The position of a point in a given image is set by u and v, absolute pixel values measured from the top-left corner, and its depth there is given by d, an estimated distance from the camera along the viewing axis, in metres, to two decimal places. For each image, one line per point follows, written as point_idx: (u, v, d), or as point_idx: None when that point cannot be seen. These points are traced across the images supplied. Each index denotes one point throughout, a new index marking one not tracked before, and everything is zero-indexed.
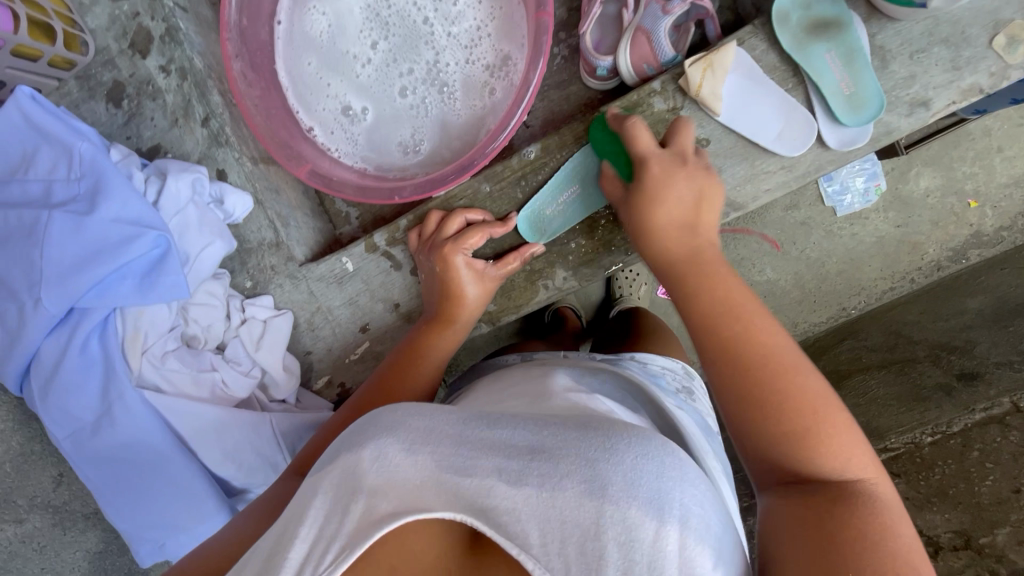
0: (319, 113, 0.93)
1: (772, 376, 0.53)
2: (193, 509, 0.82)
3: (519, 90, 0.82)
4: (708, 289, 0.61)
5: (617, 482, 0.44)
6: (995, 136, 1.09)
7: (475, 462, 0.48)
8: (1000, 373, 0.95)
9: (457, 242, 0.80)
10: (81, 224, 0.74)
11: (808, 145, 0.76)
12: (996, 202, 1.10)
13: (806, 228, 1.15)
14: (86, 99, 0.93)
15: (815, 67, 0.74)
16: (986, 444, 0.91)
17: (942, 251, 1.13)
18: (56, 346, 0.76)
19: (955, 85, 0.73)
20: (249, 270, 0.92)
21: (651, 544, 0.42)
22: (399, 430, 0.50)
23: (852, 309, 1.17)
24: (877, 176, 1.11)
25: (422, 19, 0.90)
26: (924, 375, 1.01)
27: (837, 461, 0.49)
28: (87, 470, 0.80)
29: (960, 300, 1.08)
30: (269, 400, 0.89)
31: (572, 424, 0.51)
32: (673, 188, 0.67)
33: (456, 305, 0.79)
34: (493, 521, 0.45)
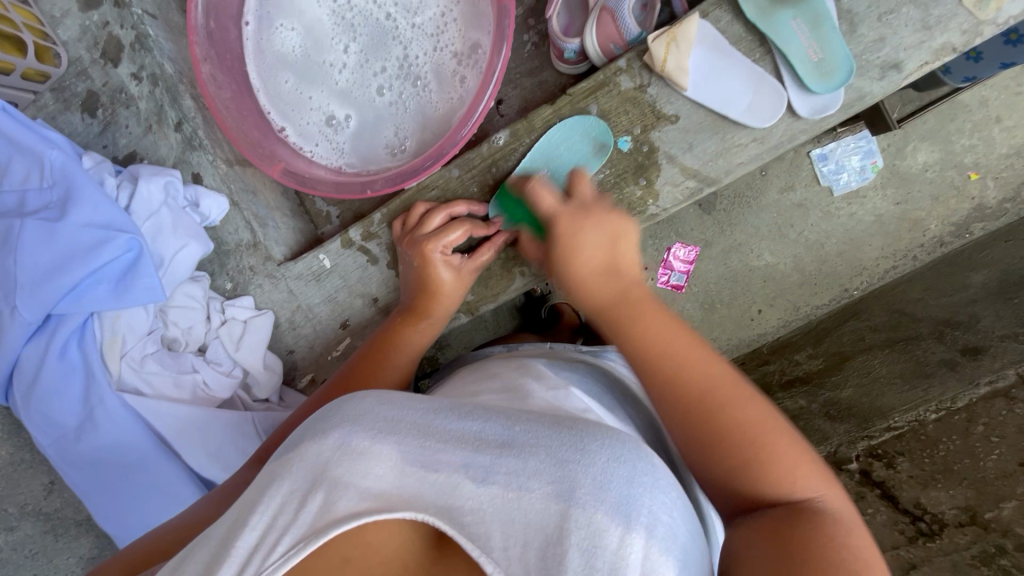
0: (302, 125, 0.93)
1: (708, 407, 0.53)
2: (179, 510, 0.82)
3: (484, 77, 0.82)
4: (643, 337, 0.59)
5: (587, 483, 0.43)
6: (991, 106, 1.06)
7: (443, 459, 0.47)
8: (1004, 346, 0.95)
9: (436, 238, 0.79)
10: (53, 229, 0.74)
11: (778, 116, 0.74)
12: (996, 173, 1.07)
13: (804, 208, 1.11)
14: (61, 111, 0.94)
15: (781, 35, 0.73)
16: (992, 418, 0.91)
17: (944, 227, 1.10)
18: (36, 352, 0.77)
19: (927, 45, 0.71)
20: (229, 272, 0.92)
21: (614, 550, 0.40)
22: (366, 423, 0.49)
23: (854, 290, 1.13)
24: (873, 153, 1.08)
25: (385, 15, 0.90)
26: (928, 352, 1.01)
27: (787, 482, 0.50)
28: (71, 475, 0.80)
29: (964, 275, 1.06)
30: (252, 400, 0.89)
31: (543, 421, 0.50)
32: (585, 240, 0.68)
33: (432, 299, 0.79)
34: (455, 522, 0.43)
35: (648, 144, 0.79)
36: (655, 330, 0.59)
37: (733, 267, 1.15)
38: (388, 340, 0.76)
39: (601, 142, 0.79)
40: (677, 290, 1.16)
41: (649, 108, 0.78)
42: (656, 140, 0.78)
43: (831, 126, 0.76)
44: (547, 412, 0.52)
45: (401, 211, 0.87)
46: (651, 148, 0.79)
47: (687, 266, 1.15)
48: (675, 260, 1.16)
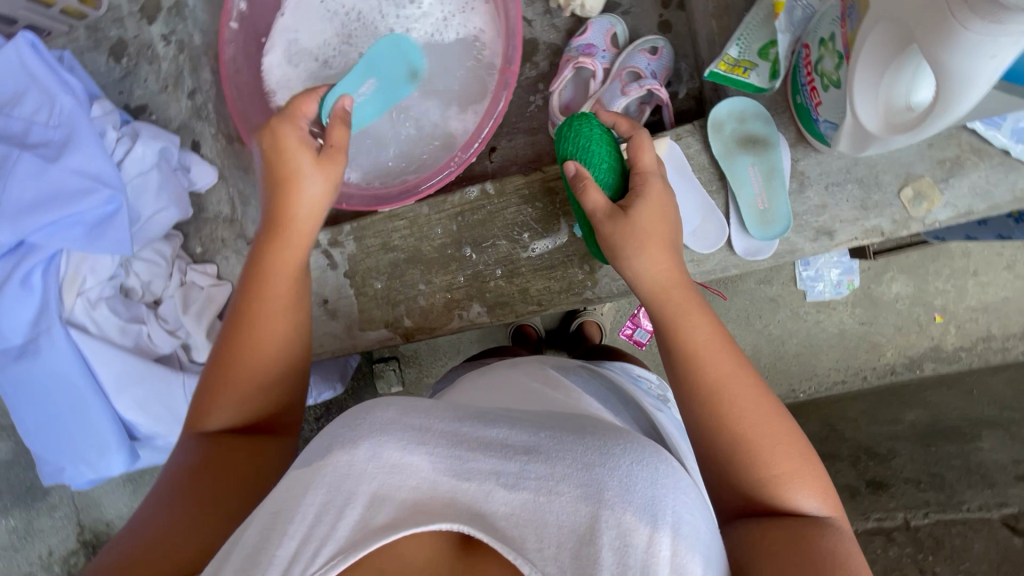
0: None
1: (738, 416, 0.54)
2: (94, 443, 0.89)
3: (478, 127, 0.89)
4: (686, 333, 0.59)
5: (614, 487, 0.45)
6: (972, 259, 1.27)
7: (475, 466, 0.47)
8: (905, 489, 0.98)
9: (287, 114, 0.66)
10: (45, 168, 0.81)
11: (717, 247, 0.81)
12: (960, 322, 1.29)
13: (774, 303, 1.33)
14: (89, 49, 1.01)
15: (737, 177, 0.80)
16: (867, 553, 0.93)
17: (898, 356, 1.31)
18: (1, 271, 0.83)
19: (860, 224, 0.78)
20: (201, 238, 0.99)
21: (644, 550, 0.42)
22: (393, 432, 0.47)
23: (800, 393, 1.35)
24: (852, 272, 1.30)
25: (393, 26, 0.95)
26: (840, 474, 1.09)
27: (789, 497, 0.52)
28: (5, 386, 0.87)
29: (899, 412, 1.19)
30: (188, 361, 0.95)
31: (565, 425, 0.52)
32: (643, 218, 0.64)
33: (293, 213, 0.65)
34: (490, 527, 0.44)
35: None
36: (698, 322, 0.59)
37: None
38: (266, 284, 0.62)
39: None
40: (638, 344, 1.39)
41: None
42: None
43: (763, 267, 0.83)
44: (567, 421, 0.54)
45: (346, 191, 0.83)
46: None
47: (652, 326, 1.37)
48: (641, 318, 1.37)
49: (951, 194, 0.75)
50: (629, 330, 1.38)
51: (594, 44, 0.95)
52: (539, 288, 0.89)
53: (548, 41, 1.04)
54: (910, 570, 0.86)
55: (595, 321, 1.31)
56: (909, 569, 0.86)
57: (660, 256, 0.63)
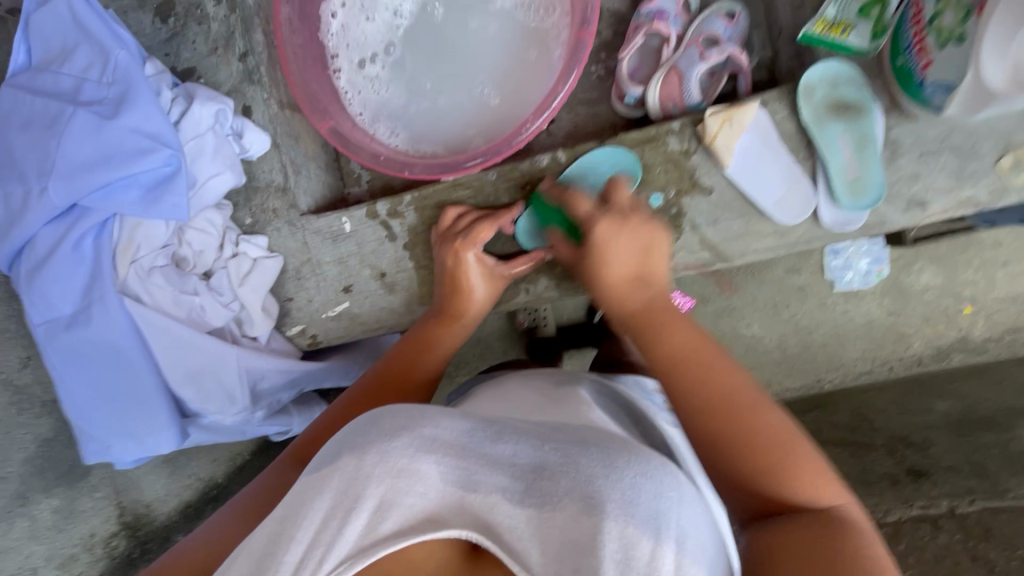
0: (365, 66, 0.96)
1: (737, 417, 0.57)
2: (145, 420, 0.85)
3: (547, 97, 0.85)
4: (665, 338, 0.64)
5: (616, 499, 0.47)
6: (1003, 250, 1.24)
7: (481, 479, 0.51)
8: (946, 476, 0.96)
9: (469, 238, 0.83)
10: (101, 126, 0.76)
11: (803, 218, 0.78)
12: (988, 312, 1.26)
13: (802, 293, 1.30)
14: (134, 8, 0.96)
15: (827, 145, 0.77)
16: (913, 540, 0.88)
17: (926, 347, 1.29)
18: (53, 235, 0.79)
19: (954, 193, 0.75)
20: (251, 208, 0.95)
21: (647, 563, 0.43)
22: (404, 436, 0.52)
23: (825, 382, 1.33)
24: (881, 262, 1.27)
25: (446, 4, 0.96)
26: (875, 463, 1.05)
27: (810, 491, 0.54)
28: (52, 358, 0.83)
29: (930, 401, 1.17)
30: (241, 335, 0.92)
31: (570, 437, 0.54)
32: (618, 243, 0.73)
33: (464, 307, 0.82)
34: (497, 537, 0.48)
35: (677, 207, 0.82)
36: (681, 333, 0.65)
37: (722, 329, 1.34)
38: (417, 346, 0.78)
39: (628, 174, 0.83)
40: None
41: (688, 175, 0.82)
42: (686, 206, 0.82)
43: (847, 240, 0.81)
44: (575, 429, 0.56)
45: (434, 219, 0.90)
46: (679, 212, 0.82)
47: None
48: None
49: None
50: None
51: (665, 10, 0.91)
52: None
53: (612, 9, 1.00)
54: (963, 559, 0.82)
55: None
56: (961, 558, 0.82)
57: (627, 292, 0.71)
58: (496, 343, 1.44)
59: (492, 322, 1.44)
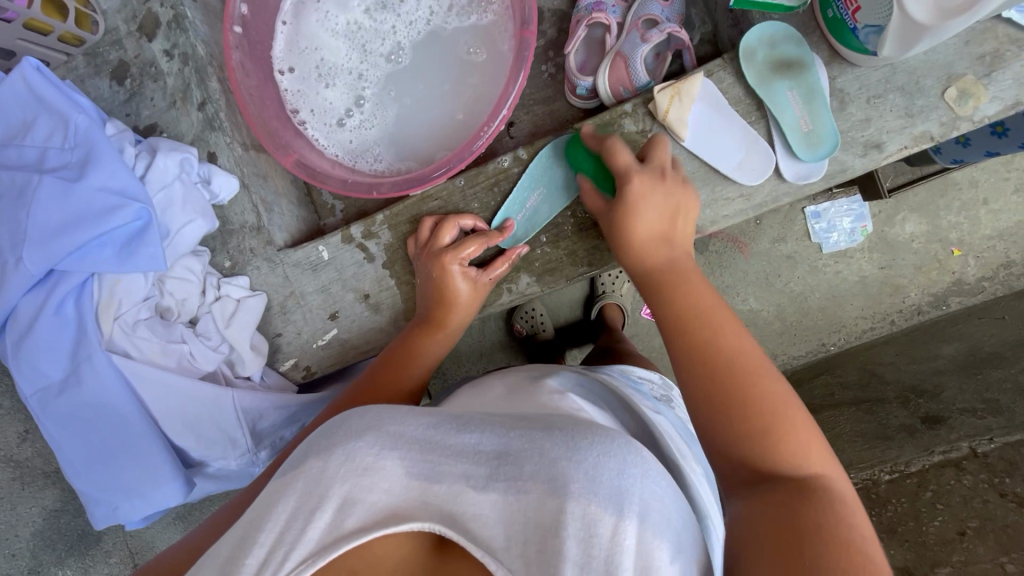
0: (324, 99, 0.98)
1: (741, 372, 0.57)
2: (147, 476, 0.85)
3: (499, 102, 0.86)
4: (680, 298, 0.67)
5: (579, 481, 0.48)
6: (981, 188, 1.25)
7: (446, 470, 0.53)
8: (962, 419, 0.98)
9: (455, 251, 0.83)
10: (69, 189, 0.78)
11: (765, 177, 0.80)
12: (978, 253, 1.26)
13: (792, 261, 1.31)
14: (91, 75, 0.98)
15: (776, 103, 0.78)
16: (940, 486, 0.92)
17: (923, 296, 1.29)
18: (34, 303, 0.80)
19: (908, 131, 0.77)
20: (229, 251, 0.95)
21: (608, 540, 0.45)
22: (370, 437, 0.53)
23: (831, 345, 1.32)
24: (865, 219, 1.28)
25: (393, 28, 0.98)
26: (891, 416, 1.07)
27: (798, 455, 0.53)
28: (48, 426, 0.83)
29: (936, 346, 1.18)
30: (235, 377, 0.92)
31: (536, 425, 0.56)
32: (649, 200, 0.73)
33: (450, 315, 0.84)
34: (459, 526, 0.49)
35: None
36: (699, 290, 0.67)
37: None
38: (401, 358, 0.80)
39: (593, 157, 0.85)
40: None
41: None
42: None
43: (814, 192, 0.82)
44: (541, 419, 0.58)
45: (414, 229, 0.91)
46: None
47: None
48: None
49: (996, 88, 0.74)
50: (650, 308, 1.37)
51: (602, 1, 0.94)
52: (587, 248, 0.87)
53: (553, 8, 1.03)
54: (991, 496, 0.86)
55: (616, 304, 1.30)
56: (989, 496, 0.86)
57: (654, 249, 0.73)
58: (497, 353, 1.44)
59: (489, 334, 1.44)
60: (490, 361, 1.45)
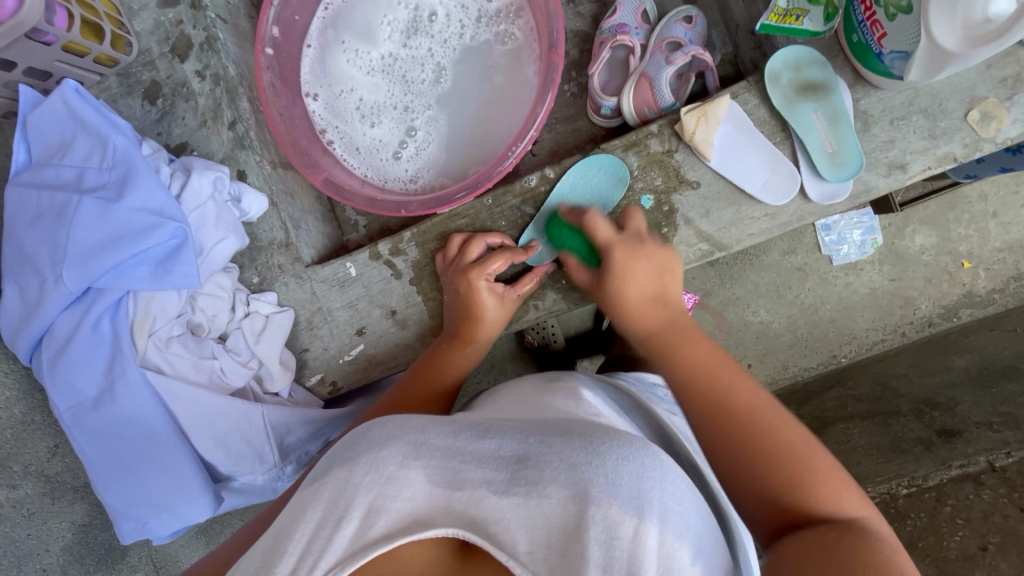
0: (358, 127, 1.00)
1: (762, 429, 0.59)
2: (179, 492, 0.86)
3: (526, 123, 0.88)
4: (685, 359, 0.68)
5: (599, 484, 0.50)
6: (990, 202, 1.26)
7: (467, 476, 0.55)
8: (979, 432, 1.00)
9: (480, 267, 0.84)
10: (109, 209, 0.79)
11: (791, 196, 0.81)
12: (988, 265, 1.28)
13: (802, 273, 1.32)
14: (123, 95, 1.00)
15: (801, 124, 0.80)
16: (959, 500, 0.94)
17: (934, 307, 1.29)
18: (71, 321, 0.81)
19: (931, 152, 0.78)
20: (257, 267, 0.97)
21: (631, 541, 0.46)
22: (390, 444, 0.56)
23: (842, 357, 1.33)
24: (874, 231, 1.28)
25: (427, 55, 1.00)
26: (906, 430, 1.07)
27: (832, 501, 0.54)
28: (81, 442, 0.84)
29: (948, 358, 1.20)
30: (263, 392, 0.93)
31: (553, 429, 0.58)
32: (636, 268, 0.77)
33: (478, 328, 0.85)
34: (484, 531, 0.50)
35: (669, 205, 0.85)
36: (702, 348, 0.69)
37: (730, 319, 1.36)
38: (433, 369, 0.82)
39: (617, 176, 0.86)
40: None
41: (674, 172, 0.84)
42: (676, 202, 0.84)
43: (837, 211, 0.83)
44: (559, 423, 0.59)
45: (442, 245, 0.93)
46: (671, 209, 0.85)
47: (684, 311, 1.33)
48: None
49: (1018, 110, 0.75)
50: None
51: (625, 23, 0.96)
52: None
53: (575, 29, 1.05)
54: (1011, 511, 0.89)
55: None
56: (1009, 511, 0.89)
57: (651, 313, 0.76)
58: (511, 366, 1.45)
59: (502, 346, 1.45)
60: (503, 373, 1.45)
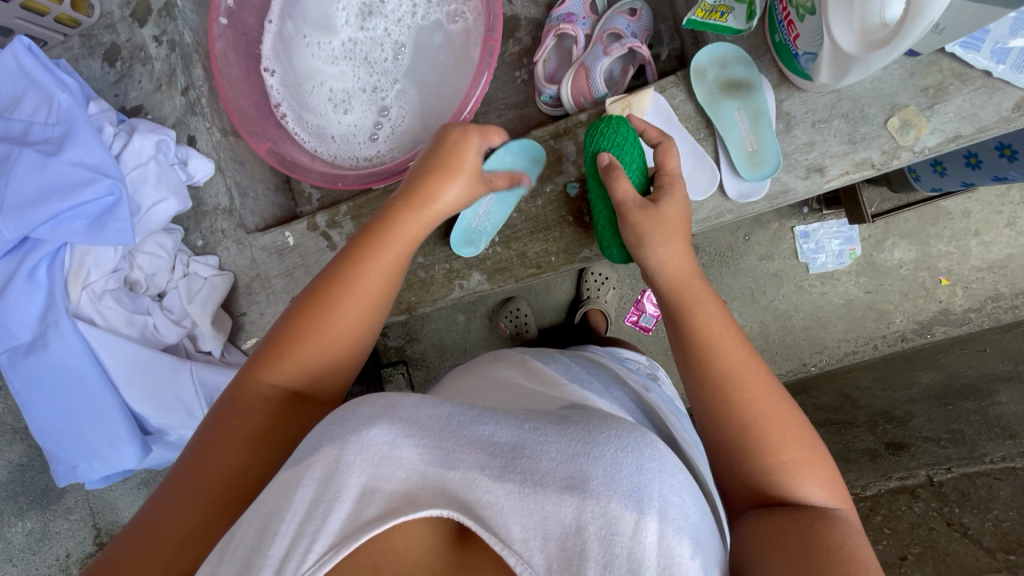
0: (327, 113, 1.02)
1: (744, 403, 0.56)
2: (107, 439, 0.90)
3: (461, 103, 0.90)
4: (690, 316, 0.63)
5: (598, 477, 0.45)
6: (973, 219, 1.25)
7: (460, 457, 0.48)
8: (925, 447, 1.00)
9: None
10: (46, 162, 0.83)
11: (709, 192, 0.82)
12: (967, 283, 1.27)
13: (778, 279, 1.33)
14: (85, 55, 1.04)
15: (723, 122, 0.81)
16: (890, 511, 0.93)
17: (909, 322, 1.29)
18: (8, 268, 0.85)
19: (849, 157, 0.79)
20: (202, 231, 1.00)
21: (630, 536, 0.42)
22: (387, 420, 0.48)
23: (812, 366, 1.34)
24: (852, 241, 1.29)
25: (386, 38, 1.01)
26: (857, 439, 1.09)
27: (795, 480, 0.52)
28: (16, 383, 0.88)
29: (914, 374, 1.18)
30: (195, 350, 0.97)
31: (546, 418, 0.53)
32: (669, 210, 0.70)
33: None
34: (477, 515, 0.44)
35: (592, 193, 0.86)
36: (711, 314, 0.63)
37: None
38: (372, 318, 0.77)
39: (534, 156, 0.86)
40: (645, 331, 1.40)
41: None
42: None
43: (759, 211, 0.84)
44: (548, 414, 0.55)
45: None
46: None
47: (656, 310, 1.38)
48: (645, 303, 1.39)
49: (938, 120, 0.75)
50: (634, 318, 1.40)
51: (574, 12, 0.96)
52: (537, 251, 0.90)
53: (529, 16, 1.06)
54: (938, 525, 0.86)
55: (600, 310, 1.33)
56: (936, 524, 0.86)
57: (678, 250, 0.68)
58: (482, 351, 1.48)
59: (476, 330, 1.48)
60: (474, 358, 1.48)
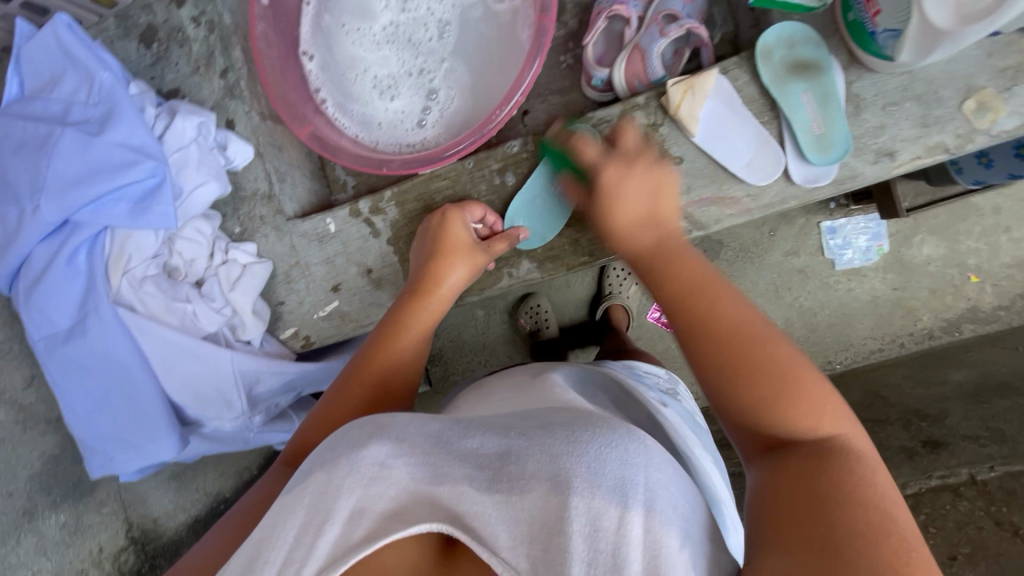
0: (370, 98, 0.99)
1: (740, 346, 0.54)
2: (145, 429, 0.88)
3: (512, 87, 0.87)
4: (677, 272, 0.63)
5: (581, 475, 0.45)
6: (1004, 216, 1.22)
7: (449, 472, 0.50)
8: (964, 445, 0.96)
9: (460, 210, 0.84)
10: (88, 143, 0.80)
11: (773, 177, 0.79)
12: (996, 280, 1.24)
13: (803, 275, 1.29)
14: (120, 37, 1.01)
15: (789, 103, 0.78)
16: (934, 510, 0.90)
17: (936, 320, 1.26)
18: (48, 252, 0.82)
19: (921, 141, 0.76)
20: (240, 217, 0.97)
21: (614, 532, 0.42)
22: (379, 440, 0.51)
23: (836, 364, 1.31)
24: (879, 237, 1.26)
25: (430, 21, 0.99)
26: (891, 437, 1.04)
27: (806, 417, 0.50)
28: (53, 371, 0.86)
29: (943, 371, 1.15)
30: (235, 340, 0.94)
31: (533, 422, 0.54)
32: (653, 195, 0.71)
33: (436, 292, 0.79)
34: (465, 525, 0.46)
35: None
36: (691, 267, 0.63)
37: None
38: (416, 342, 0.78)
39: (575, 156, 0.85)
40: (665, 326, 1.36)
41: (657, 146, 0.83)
42: None
43: (823, 197, 0.81)
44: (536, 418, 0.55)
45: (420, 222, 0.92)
46: None
47: None
48: None
49: (1017, 102, 0.72)
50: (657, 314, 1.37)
51: None
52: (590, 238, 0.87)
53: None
54: (986, 524, 0.85)
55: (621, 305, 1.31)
56: (984, 523, 0.85)
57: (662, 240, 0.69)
58: (501, 347, 1.46)
59: (495, 327, 1.45)
60: (493, 355, 1.46)
